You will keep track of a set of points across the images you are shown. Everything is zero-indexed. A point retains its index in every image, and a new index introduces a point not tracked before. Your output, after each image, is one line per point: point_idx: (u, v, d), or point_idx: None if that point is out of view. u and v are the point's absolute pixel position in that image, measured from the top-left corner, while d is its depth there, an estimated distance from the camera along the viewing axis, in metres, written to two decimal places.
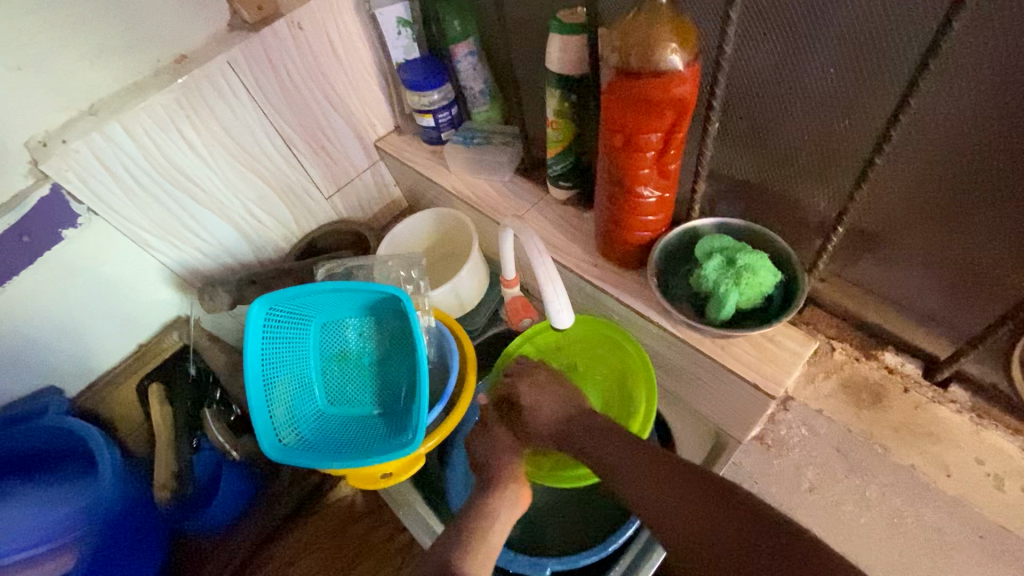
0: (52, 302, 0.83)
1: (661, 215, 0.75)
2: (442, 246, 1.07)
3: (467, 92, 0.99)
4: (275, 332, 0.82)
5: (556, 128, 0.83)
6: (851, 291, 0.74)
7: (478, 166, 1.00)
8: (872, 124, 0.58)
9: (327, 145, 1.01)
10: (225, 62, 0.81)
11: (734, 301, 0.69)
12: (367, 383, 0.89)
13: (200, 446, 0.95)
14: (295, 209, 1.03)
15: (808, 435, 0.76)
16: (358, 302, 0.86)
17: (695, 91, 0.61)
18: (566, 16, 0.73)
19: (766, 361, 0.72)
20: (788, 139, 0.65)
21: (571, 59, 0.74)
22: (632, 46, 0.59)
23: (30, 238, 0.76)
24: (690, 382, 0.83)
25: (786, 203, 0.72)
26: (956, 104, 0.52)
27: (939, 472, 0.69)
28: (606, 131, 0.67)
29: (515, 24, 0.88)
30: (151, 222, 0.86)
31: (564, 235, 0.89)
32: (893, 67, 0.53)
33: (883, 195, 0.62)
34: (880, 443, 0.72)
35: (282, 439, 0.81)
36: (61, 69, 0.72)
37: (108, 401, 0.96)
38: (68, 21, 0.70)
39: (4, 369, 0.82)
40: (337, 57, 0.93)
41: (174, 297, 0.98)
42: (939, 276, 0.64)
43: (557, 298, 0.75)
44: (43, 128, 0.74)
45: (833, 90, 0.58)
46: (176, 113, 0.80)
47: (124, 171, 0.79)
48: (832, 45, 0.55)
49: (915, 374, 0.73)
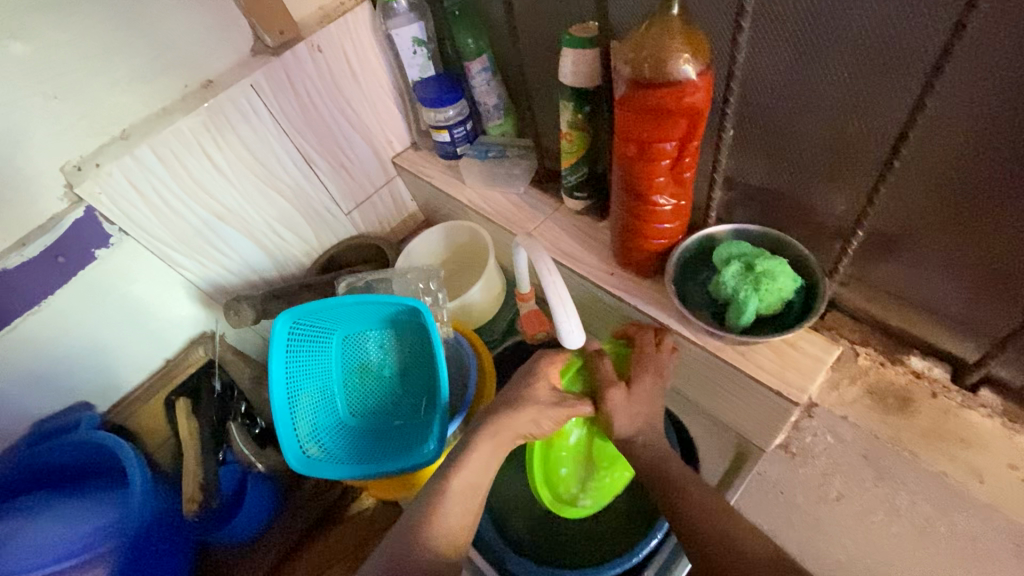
0: (85, 319, 0.86)
1: (677, 222, 0.75)
2: (458, 258, 1.08)
3: (482, 108, 1.01)
4: (298, 346, 0.83)
5: (570, 139, 0.84)
6: (873, 295, 0.73)
7: (493, 179, 1.02)
8: (886, 127, 0.58)
9: (346, 161, 1.03)
10: (250, 84, 0.84)
11: (753, 307, 0.69)
12: (387, 395, 0.91)
13: (226, 459, 0.97)
14: (315, 225, 1.05)
15: (834, 443, 0.76)
16: (378, 315, 0.88)
17: (708, 100, 0.62)
18: (577, 30, 0.75)
19: (788, 367, 0.72)
20: (802, 143, 0.65)
21: (583, 72, 0.75)
22: (644, 58, 0.60)
23: (65, 259, 0.80)
24: (711, 389, 0.82)
25: (803, 208, 0.72)
26: (969, 102, 0.52)
27: (971, 479, 0.67)
28: (620, 141, 0.68)
29: (527, 39, 0.89)
30: (178, 241, 0.89)
31: (580, 244, 0.90)
32: (906, 69, 0.53)
33: (903, 198, 0.62)
34: (908, 450, 0.70)
35: (305, 451, 0.83)
36: (94, 96, 0.75)
37: (136, 417, 0.98)
38: (102, 50, 0.73)
39: (37, 384, 0.85)
40: (356, 77, 0.96)
41: (200, 313, 1.01)
42: (963, 277, 0.63)
43: (567, 319, 0.74)
44: (78, 153, 0.77)
45: (846, 93, 0.58)
46: (204, 135, 0.83)
47: (154, 192, 0.82)
48: (845, 49, 0.55)
49: (943, 378, 0.72)
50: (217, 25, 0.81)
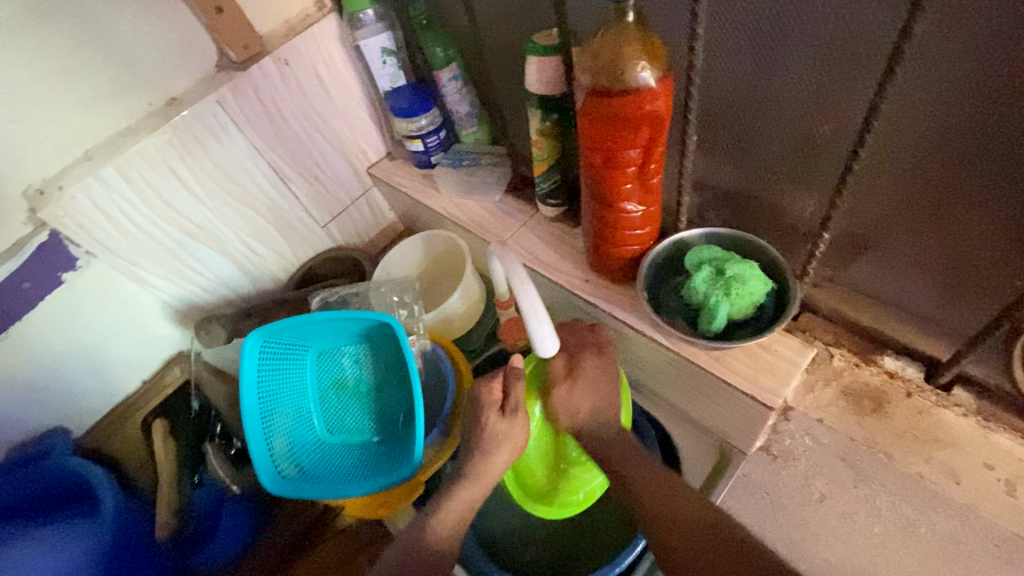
0: (56, 344, 0.85)
1: (647, 228, 0.74)
2: (435, 268, 1.07)
3: (454, 116, 1.00)
4: (271, 364, 0.82)
5: (540, 147, 0.83)
6: (846, 296, 0.73)
7: (468, 187, 1.01)
8: (850, 128, 0.57)
9: (319, 174, 1.02)
10: (215, 101, 0.82)
11: (725, 312, 0.68)
12: (365, 410, 0.90)
13: (202, 481, 0.96)
14: (290, 239, 1.04)
15: (813, 445, 0.75)
16: (353, 330, 0.87)
17: (669, 106, 0.61)
18: (541, 38, 0.74)
19: (763, 371, 0.71)
20: (768, 146, 0.64)
21: (549, 78, 0.74)
22: (604, 66, 0.59)
23: (31, 284, 0.79)
24: (689, 395, 0.81)
25: (773, 210, 0.71)
26: (929, 102, 0.51)
27: (949, 481, 0.67)
28: (585, 149, 0.67)
29: (496, 47, 0.89)
30: (148, 261, 0.88)
31: (555, 252, 0.89)
32: (864, 70, 0.52)
33: (868, 198, 0.61)
34: (884, 451, 0.70)
35: (281, 471, 0.82)
36: (55, 119, 0.74)
37: (113, 439, 0.97)
38: (59, 73, 0.72)
39: (9, 409, 0.84)
40: (325, 89, 0.95)
41: (175, 332, 1.00)
42: (933, 276, 0.62)
43: (540, 326, 0.74)
44: (40, 176, 0.76)
45: (809, 95, 0.57)
46: (170, 154, 0.82)
47: (121, 213, 0.81)
48: (805, 50, 0.54)
49: (917, 378, 0.71)
50: (178, 43, 0.80)
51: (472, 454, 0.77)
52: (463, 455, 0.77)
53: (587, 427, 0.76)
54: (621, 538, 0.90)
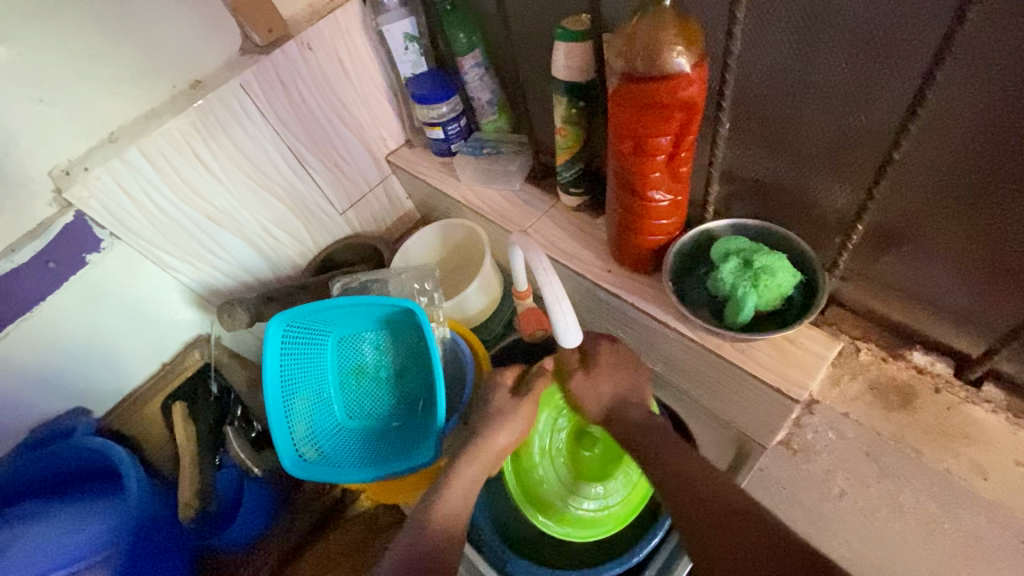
0: (79, 325, 0.85)
1: (674, 218, 0.73)
2: (454, 256, 1.07)
3: (475, 104, 0.99)
4: (293, 349, 0.83)
5: (564, 135, 0.82)
6: (875, 291, 0.72)
7: (488, 176, 1.01)
8: (888, 118, 0.56)
9: (340, 161, 1.02)
10: (239, 84, 0.82)
11: (753, 304, 0.68)
12: (384, 396, 0.90)
13: (223, 464, 0.97)
14: (310, 225, 1.04)
15: (836, 440, 0.73)
16: (374, 316, 0.87)
17: (703, 93, 0.60)
18: (570, 23, 0.73)
19: (789, 365, 0.71)
20: (801, 136, 0.63)
21: (576, 65, 0.74)
22: (638, 51, 0.58)
23: (56, 264, 0.79)
24: (711, 387, 0.80)
25: (803, 202, 0.70)
26: (973, 92, 0.50)
27: (977, 477, 0.65)
28: (615, 137, 0.66)
29: (520, 33, 0.88)
30: (170, 244, 0.88)
31: (577, 241, 0.89)
32: (907, 58, 0.51)
33: (903, 191, 0.61)
34: (911, 446, 0.68)
35: (302, 455, 0.83)
36: (82, 99, 0.74)
37: (133, 421, 0.98)
38: (87, 52, 0.72)
39: (32, 389, 0.84)
40: (348, 74, 0.94)
41: (195, 316, 1.00)
42: (968, 271, 0.62)
43: (564, 319, 0.73)
44: (66, 157, 0.76)
45: (847, 84, 0.56)
46: (193, 137, 0.82)
47: (144, 196, 0.81)
48: (846, 38, 0.53)
49: (946, 373, 0.70)
50: (205, 24, 0.79)
51: (493, 441, 0.77)
52: (483, 443, 0.77)
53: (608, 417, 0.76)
54: (630, 534, 0.90)
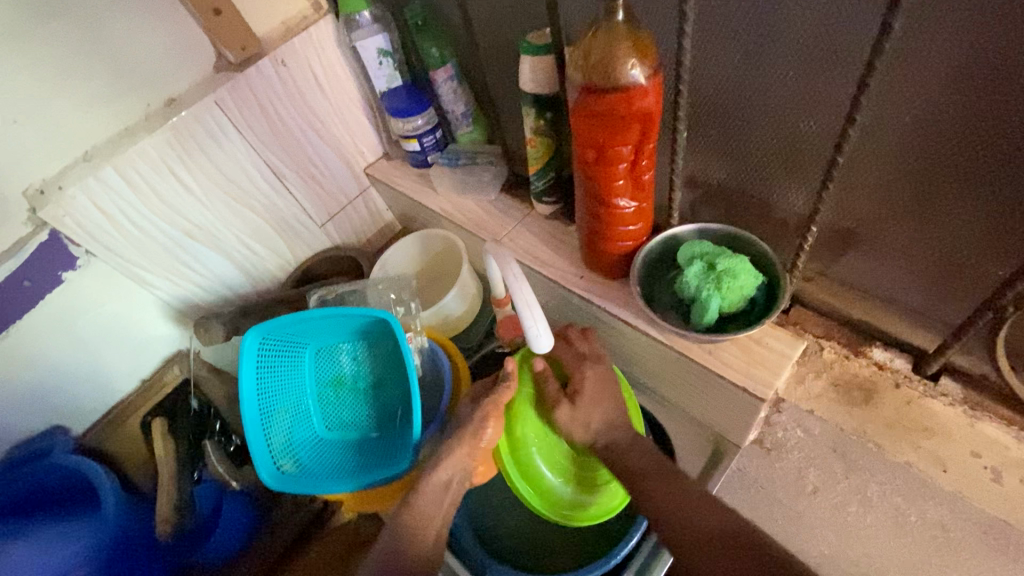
0: (56, 342, 0.85)
1: (640, 224, 0.75)
2: (432, 267, 1.09)
3: (450, 116, 1.01)
4: (269, 362, 0.83)
5: (534, 146, 0.84)
6: (836, 290, 0.74)
7: (463, 185, 1.03)
8: (835, 123, 0.58)
9: (316, 174, 1.03)
10: (213, 101, 0.83)
11: (716, 306, 0.69)
12: (362, 407, 0.91)
13: (201, 478, 0.97)
14: (288, 239, 1.05)
15: (805, 436, 0.76)
16: (351, 327, 0.88)
17: (659, 103, 0.62)
18: (534, 38, 0.75)
19: (755, 364, 0.72)
20: (757, 143, 0.66)
21: (542, 78, 0.76)
22: (594, 64, 0.60)
23: (31, 282, 0.79)
24: (683, 389, 0.82)
25: (764, 206, 0.72)
26: (909, 97, 0.53)
27: (937, 469, 0.68)
28: (578, 147, 0.68)
29: (490, 47, 0.90)
30: (148, 260, 0.89)
31: (549, 248, 0.91)
32: (846, 66, 0.54)
33: (855, 193, 0.63)
34: (873, 441, 0.71)
35: (280, 467, 0.83)
36: (54, 120, 0.75)
37: (112, 438, 0.98)
38: (59, 74, 0.73)
39: (11, 408, 0.84)
40: (322, 89, 0.96)
41: (174, 331, 1.00)
42: (920, 269, 0.64)
43: (535, 323, 0.75)
44: (40, 176, 0.76)
45: (795, 91, 0.58)
46: (168, 154, 0.83)
47: (120, 213, 0.82)
48: (791, 48, 0.56)
49: (905, 369, 0.73)
50: (177, 45, 0.81)
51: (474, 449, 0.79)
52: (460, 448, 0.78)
53: (583, 417, 0.79)
54: (603, 544, 0.90)
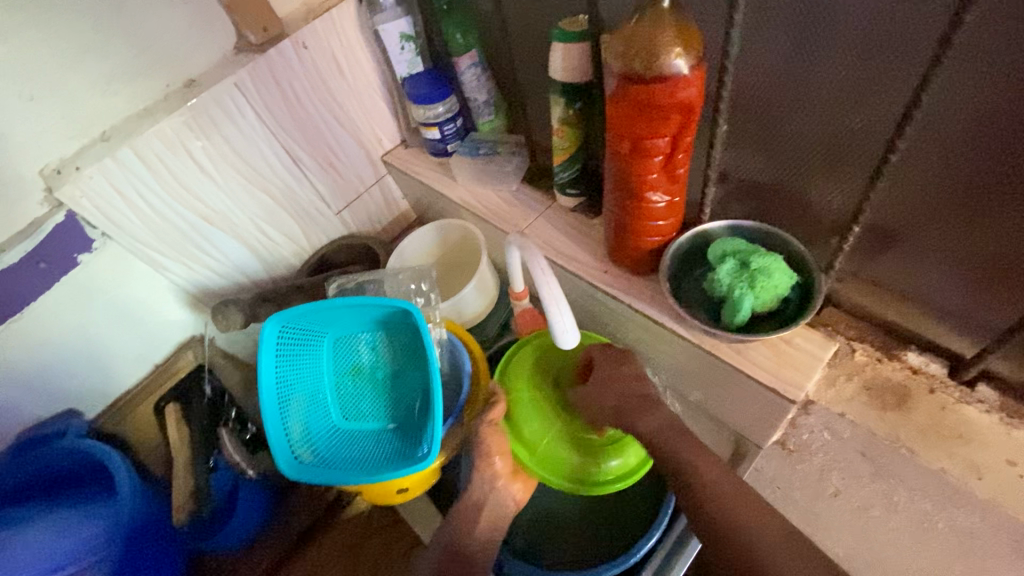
0: (71, 324, 0.84)
1: (671, 219, 0.74)
2: (450, 257, 1.07)
3: (471, 104, 0.99)
4: (288, 350, 0.82)
5: (561, 136, 0.82)
6: (870, 291, 0.73)
7: (482, 175, 1.01)
8: (885, 120, 0.57)
9: (335, 160, 1.01)
10: (233, 82, 0.81)
11: (749, 304, 0.68)
12: (380, 397, 0.90)
13: (217, 466, 0.95)
14: (304, 225, 1.03)
15: (831, 439, 0.74)
16: (370, 317, 0.86)
17: (701, 94, 0.60)
18: (568, 25, 0.73)
19: (785, 365, 0.71)
20: (798, 138, 0.64)
21: (574, 66, 0.73)
22: (635, 52, 0.58)
23: (47, 264, 0.78)
24: (707, 388, 0.81)
25: (800, 203, 0.70)
26: (969, 94, 0.51)
27: (971, 475, 0.67)
28: (612, 138, 0.66)
29: (518, 33, 0.88)
30: (164, 244, 0.87)
31: (573, 241, 0.89)
32: (904, 60, 0.52)
33: (899, 192, 0.61)
34: (906, 446, 0.70)
35: (298, 457, 0.82)
36: (73, 98, 0.73)
37: (125, 422, 0.97)
38: (79, 50, 0.71)
39: (24, 389, 0.83)
40: (343, 74, 0.93)
41: (188, 317, 0.99)
42: (962, 272, 0.62)
43: (562, 318, 0.74)
44: (58, 155, 0.75)
45: (845, 84, 0.56)
46: (187, 135, 0.81)
47: (138, 196, 0.80)
48: (844, 39, 0.54)
49: (940, 374, 0.72)
50: (198, 23, 0.78)
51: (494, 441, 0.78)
52: None
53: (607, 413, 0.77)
54: (620, 542, 0.90)
